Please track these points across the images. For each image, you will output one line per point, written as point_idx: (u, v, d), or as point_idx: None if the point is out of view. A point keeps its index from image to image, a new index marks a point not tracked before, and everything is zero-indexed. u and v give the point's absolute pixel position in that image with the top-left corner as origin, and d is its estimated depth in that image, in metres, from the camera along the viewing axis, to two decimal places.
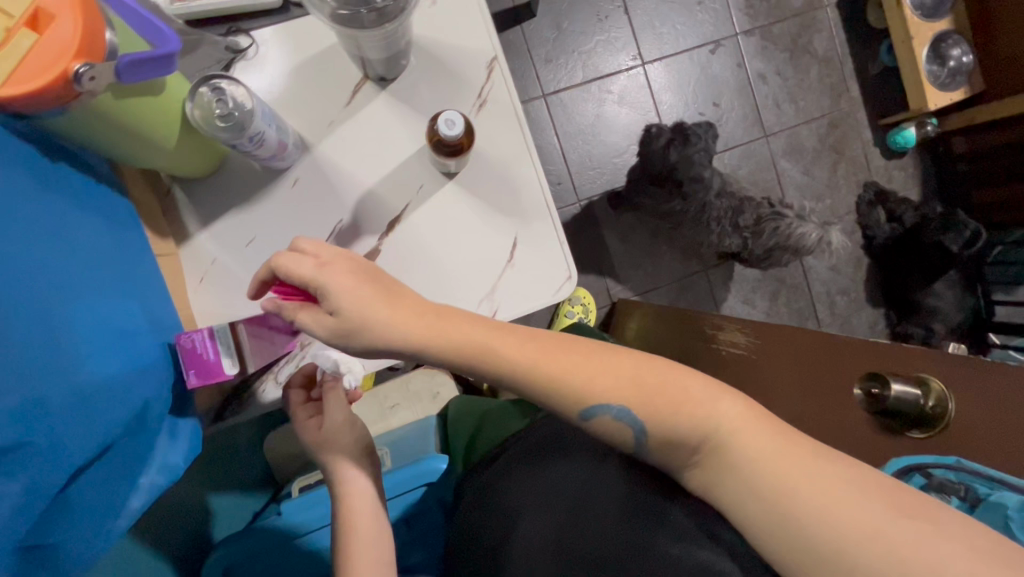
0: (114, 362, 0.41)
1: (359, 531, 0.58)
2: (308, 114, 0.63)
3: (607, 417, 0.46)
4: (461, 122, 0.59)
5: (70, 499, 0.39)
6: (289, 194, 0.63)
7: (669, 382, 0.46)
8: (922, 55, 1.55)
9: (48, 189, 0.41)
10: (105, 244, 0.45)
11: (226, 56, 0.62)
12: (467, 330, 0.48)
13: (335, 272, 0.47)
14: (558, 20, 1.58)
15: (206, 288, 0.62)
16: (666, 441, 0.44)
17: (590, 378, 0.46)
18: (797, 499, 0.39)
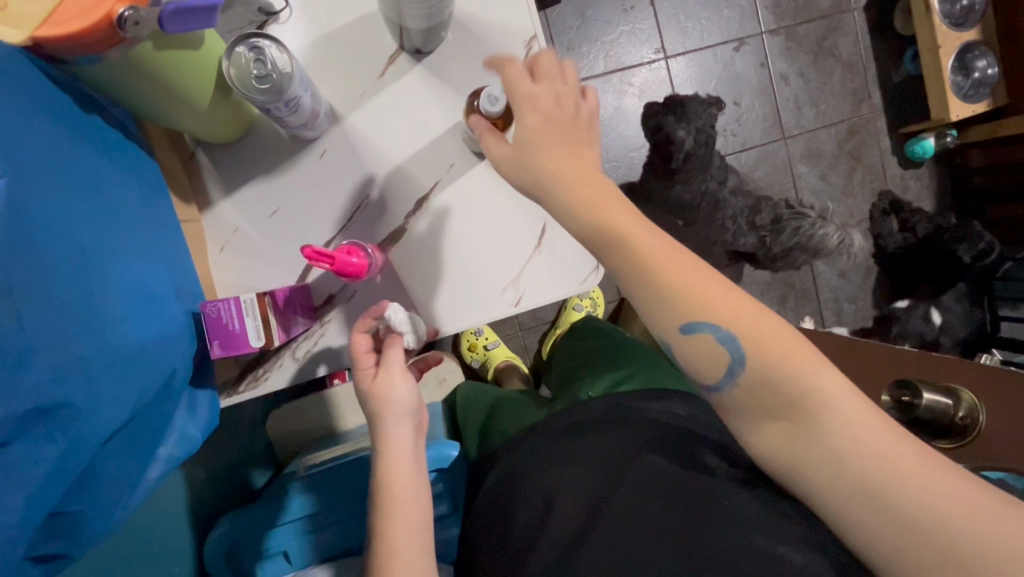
0: (145, 327, 0.40)
1: (399, 488, 0.57)
2: (339, 84, 0.61)
3: (712, 337, 0.44)
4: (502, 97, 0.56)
5: (98, 468, 0.38)
6: (316, 165, 0.61)
7: (780, 331, 0.44)
8: (947, 65, 1.53)
9: (83, 145, 0.40)
10: (136, 204, 0.44)
11: (258, 18, 0.59)
12: (612, 213, 0.46)
13: (528, 115, 0.47)
14: (583, 7, 1.55)
15: (227, 257, 0.60)
16: (762, 385, 0.43)
17: (706, 301, 0.45)
18: (874, 466, 0.39)
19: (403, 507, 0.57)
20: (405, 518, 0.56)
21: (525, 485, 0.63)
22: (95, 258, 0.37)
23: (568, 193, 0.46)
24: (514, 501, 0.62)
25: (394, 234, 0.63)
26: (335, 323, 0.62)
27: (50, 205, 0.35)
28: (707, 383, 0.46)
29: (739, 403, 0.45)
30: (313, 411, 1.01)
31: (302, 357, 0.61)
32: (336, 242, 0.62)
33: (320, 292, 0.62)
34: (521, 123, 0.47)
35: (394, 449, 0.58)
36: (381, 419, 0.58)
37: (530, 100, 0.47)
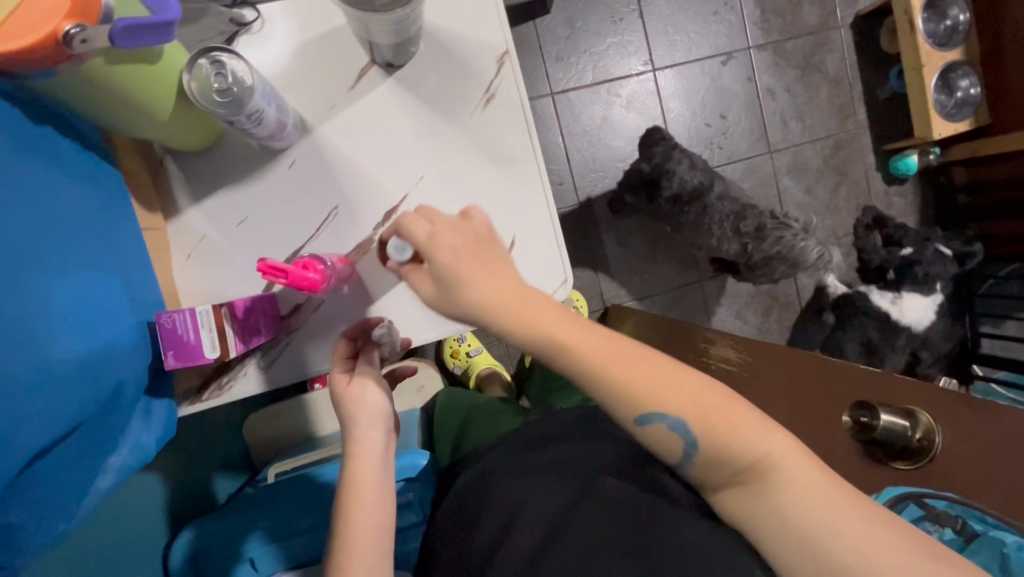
0: (95, 339, 0.40)
1: (361, 492, 0.57)
2: (311, 95, 0.61)
3: (665, 426, 0.48)
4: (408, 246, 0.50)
5: (36, 478, 0.38)
6: (285, 176, 0.61)
7: (725, 405, 0.48)
8: (931, 84, 1.55)
9: (32, 154, 0.40)
10: (91, 213, 0.44)
11: (229, 29, 0.60)
12: (547, 325, 0.48)
13: (442, 247, 0.48)
14: (572, 19, 1.56)
15: (193, 265, 0.60)
16: (713, 457, 0.47)
17: (654, 389, 0.48)
18: (818, 523, 0.43)
19: (363, 508, 0.57)
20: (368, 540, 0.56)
21: (488, 495, 0.62)
22: (39, 270, 0.37)
23: (499, 315, 0.48)
24: (472, 523, 0.62)
25: (362, 245, 0.63)
26: (302, 332, 0.62)
27: None
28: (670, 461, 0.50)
29: (699, 472, 0.49)
30: (288, 417, 1.01)
31: (268, 365, 0.62)
32: (306, 251, 0.62)
33: (286, 301, 0.62)
34: (435, 259, 0.47)
35: (362, 449, 0.59)
36: (353, 423, 0.59)
37: (435, 235, 0.48)
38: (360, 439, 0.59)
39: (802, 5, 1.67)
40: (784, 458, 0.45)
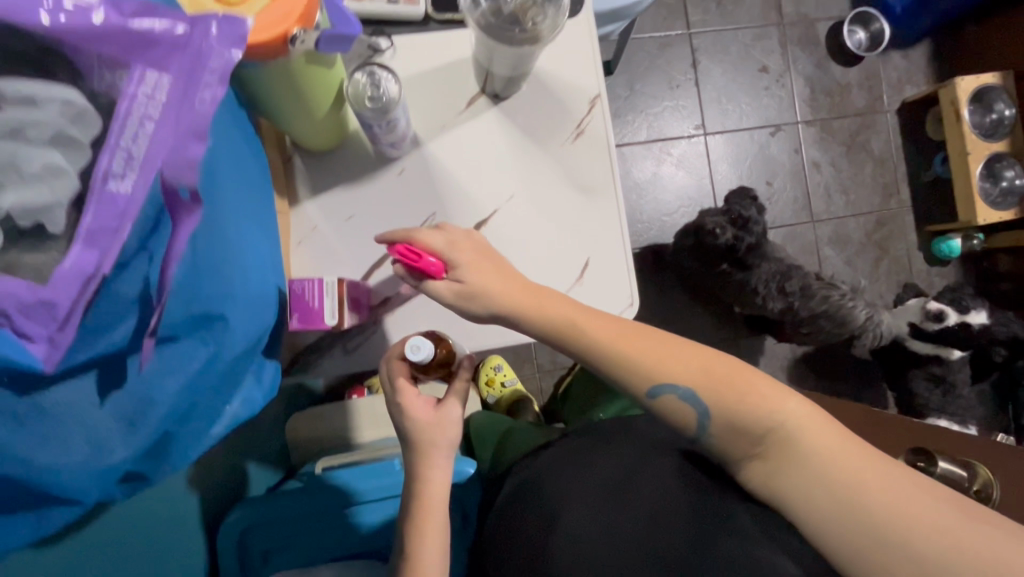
0: (261, 280, 0.48)
1: (432, 484, 0.61)
2: (426, 115, 0.70)
3: (675, 396, 0.52)
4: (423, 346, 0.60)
5: (206, 394, 0.43)
6: (393, 181, 0.69)
7: (737, 377, 0.51)
8: (976, 171, 1.61)
9: (236, 123, 0.49)
10: (260, 185, 0.52)
11: (365, 53, 0.67)
12: (560, 309, 0.56)
13: (451, 243, 0.58)
14: (633, 81, 1.68)
15: (303, 251, 0.67)
16: (731, 430, 0.50)
17: (659, 365, 0.53)
18: (848, 479, 0.44)
19: (431, 515, 0.60)
20: (435, 531, 0.59)
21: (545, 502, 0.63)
22: (237, 212, 0.46)
23: (511, 302, 0.56)
24: (523, 524, 0.63)
25: None
26: (387, 324, 0.68)
27: (221, 167, 0.44)
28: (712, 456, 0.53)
29: (726, 450, 0.51)
30: (334, 418, 1.05)
31: (353, 349, 0.68)
32: None
33: (377, 293, 0.68)
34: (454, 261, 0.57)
35: (435, 460, 0.61)
36: (425, 434, 0.61)
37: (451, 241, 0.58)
38: (431, 441, 0.61)
39: (851, 88, 1.77)
40: (804, 423, 0.48)
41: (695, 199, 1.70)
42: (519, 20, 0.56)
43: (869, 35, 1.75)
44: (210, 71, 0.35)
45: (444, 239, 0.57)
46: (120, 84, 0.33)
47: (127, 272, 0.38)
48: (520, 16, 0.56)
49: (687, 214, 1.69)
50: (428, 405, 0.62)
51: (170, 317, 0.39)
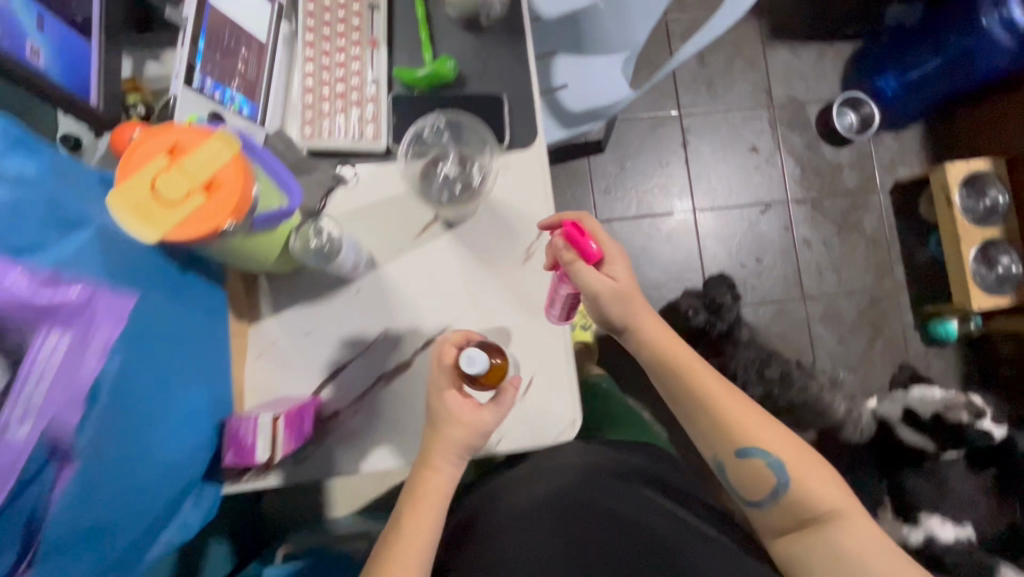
0: (176, 443, 0.55)
1: (429, 485, 0.64)
2: (383, 238, 0.75)
3: (763, 463, 0.67)
4: (477, 360, 0.63)
5: (118, 556, 0.52)
6: (351, 299, 0.74)
7: (807, 463, 0.67)
8: (969, 254, 1.60)
9: (172, 292, 0.57)
10: (197, 336, 0.61)
11: (330, 182, 0.74)
12: (687, 358, 0.71)
13: (622, 272, 0.71)
14: (623, 160, 1.74)
15: (261, 363, 0.72)
16: (797, 500, 0.66)
17: (756, 434, 0.68)
18: (858, 559, 0.63)
19: (423, 510, 0.64)
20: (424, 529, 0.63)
21: (548, 507, 0.67)
22: (159, 392, 0.53)
23: (652, 343, 0.72)
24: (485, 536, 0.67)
25: (401, 365, 0.74)
26: (336, 435, 0.72)
27: (148, 354, 0.52)
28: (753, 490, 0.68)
29: (775, 518, 0.68)
30: (303, 499, 1.07)
31: (303, 459, 0.71)
32: (354, 364, 0.73)
33: (329, 405, 0.73)
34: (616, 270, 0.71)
35: (432, 482, 0.64)
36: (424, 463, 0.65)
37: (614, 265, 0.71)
38: (434, 463, 0.65)
39: (841, 168, 1.78)
40: (846, 511, 0.65)
41: (683, 274, 1.72)
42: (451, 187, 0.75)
43: (859, 118, 1.77)
44: (92, 348, 0.41)
45: (615, 247, 0.71)
46: (27, 342, 0.39)
47: (29, 495, 0.41)
48: (453, 184, 0.75)
49: (675, 288, 1.71)
50: (472, 406, 0.65)
51: (64, 534, 0.44)
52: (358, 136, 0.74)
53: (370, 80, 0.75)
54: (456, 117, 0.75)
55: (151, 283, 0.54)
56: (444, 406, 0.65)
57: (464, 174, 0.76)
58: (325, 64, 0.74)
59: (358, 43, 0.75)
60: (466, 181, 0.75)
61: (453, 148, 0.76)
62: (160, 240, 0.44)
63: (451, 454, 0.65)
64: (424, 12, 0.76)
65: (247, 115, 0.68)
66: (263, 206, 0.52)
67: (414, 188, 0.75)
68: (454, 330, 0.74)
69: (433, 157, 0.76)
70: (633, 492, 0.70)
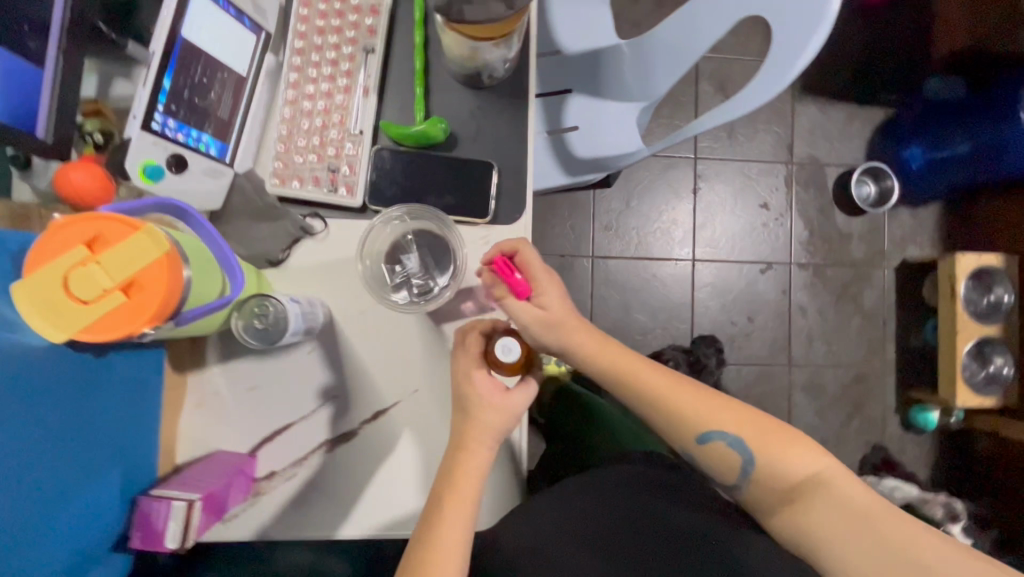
0: (63, 555, 0.50)
1: (465, 468, 0.63)
2: (345, 299, 0.71)
3: (722, 443, 0.64)
4: (513, 346, 0.65)
5: None
6: (304, 359, 0.70)
7: (778, 436, 0.63)
8: (963, 350, 1.53)
9: (50, 379, 0.49)
10: (82, 420, 0.53)
11: (296, 233, 0.69)
12: (619, 357, 0.67)
13: (546, 281, 0.66)
14: (629, 198, 1.66)
15: (200, 413, 0.69)
16: (776, 476, 0.62)
17: (707, 419, 0.65)
18: (899, 542, 0.57)
19: (455, 505, 0.60)
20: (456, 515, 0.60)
21: (588, 526, 0.66)
22: (32, 515, 0.47)
23: (585, 356, 0.67)
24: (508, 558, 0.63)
25: (347, 434, 0.71)
26: (269, 497, 0.70)
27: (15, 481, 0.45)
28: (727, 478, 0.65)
29: (764, 494, 0.63)
30: None
31: (229, 518, 0.69)
32: (297, 427, 0.70)
33: (265, 466, 0.70)
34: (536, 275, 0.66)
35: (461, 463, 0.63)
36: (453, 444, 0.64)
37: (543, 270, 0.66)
38: (465, 445, 0.64)
39: (850, 238, 1.71)
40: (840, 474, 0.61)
41: (671, 323, 1.67)
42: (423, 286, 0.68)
43: (878, 191, 1.69)
44: None
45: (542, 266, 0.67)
46: None
47: None
48: (427, 284, 0.68)
49: (660, 336, 1.67)
50: (500, 391, 0.65)
51: None
52: (332, 189, 0.68)
53: (353, 130, 0.69)
54: (420, 212, 0.67)
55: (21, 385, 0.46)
56: (475, 390, 0.64)
57: (425, 276, 0.68)
58: (306, 109, 0.68)
59: (344, 89, 0.69)
60: (427, 282, 0.68)
61: (415, 245, 0.68)
62: (68, 339, 0.41)
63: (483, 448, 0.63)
64: (422, 64, 0.70)
65: (213, 155, 0.64)
66: (196, 293, 0.48)
67: (369, 288, 0.66)
68: (406, 407, 0.71)
69: (391, 252, 0.68)
70: (670, 506, 0.68)
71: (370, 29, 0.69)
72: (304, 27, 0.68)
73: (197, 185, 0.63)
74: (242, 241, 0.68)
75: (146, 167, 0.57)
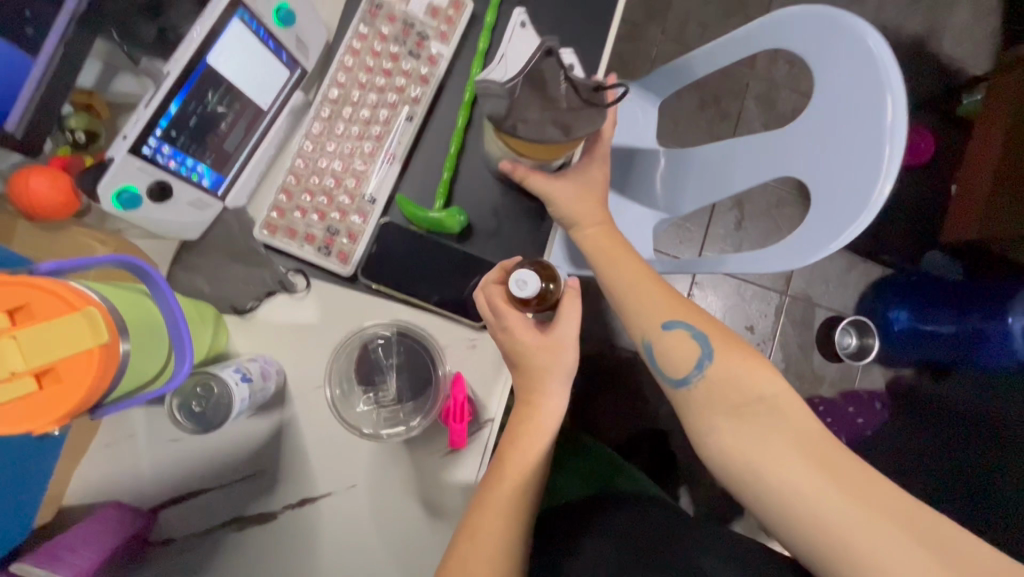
0: None
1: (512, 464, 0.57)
2: (305, 369, 0.64)
3: (686, 335, 0.56)
4: (532, 282, 0.53)
5: None
6: (238, 421, 0.63)
7: (743, 346, 0.56)
8: None
9: None
10: None
11: (273, 285, 0.63)
12: (599, 242, 0.64)
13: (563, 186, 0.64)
14: None
15: (105, 454, 0.61)
16: (722, 386, 0.54)
17: (672, 309, 0.59)
18: (842, 467, 0.49)
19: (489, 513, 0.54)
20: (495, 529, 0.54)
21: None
22: None
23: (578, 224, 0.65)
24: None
25: (263, 515, 0.63)
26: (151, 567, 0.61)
27: None
28: (678, 379, 0.56)
29: (708, 401, 0.54)
30: None
31: None
32: (209, 493, 0.62)
33: (161, 531, 0.62)
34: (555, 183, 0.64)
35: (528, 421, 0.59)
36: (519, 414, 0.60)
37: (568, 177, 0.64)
38: (531, 404, 0.59)
39: None
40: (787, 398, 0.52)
41: None
42: (395, 413, 0.62)
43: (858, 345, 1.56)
44: None
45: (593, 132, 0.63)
46: None
47: None
48: (397, 416, 0.62)
49: None
50: (540, 333, 0.59)
51: None
52: (327, 252, 0.63)
53: (366, 197, 0.63)
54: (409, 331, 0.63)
55: None
56: (515, 341, 0.58)
57: (398, 405, 0.62)
58: (321, 162, 0.63)
59: (368, 152, 0.63)
60: (398, 412, 0.62)
61: (394, 367, 0.63)
62: None
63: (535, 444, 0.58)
64: (457, 149, 0.66)
65: (204, 187, 0.58)
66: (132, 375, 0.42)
67: (336, 413, 0.60)
68: (335, 503, 0.64)
69: (366, 370, 0.62)
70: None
71: (415, 98, 0.64)
72: (344, 77, 0.63)
73: (177, 216, 0.57)
74: (212, 278, 0.63)
75: (121, 192, 0.50)
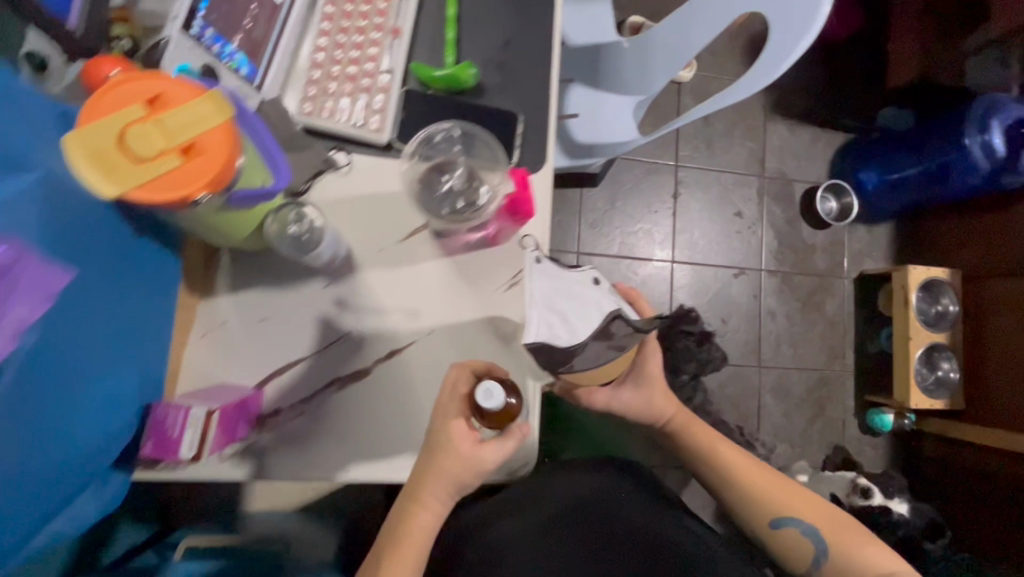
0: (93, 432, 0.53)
1: (414, 525, 0.61)
2: (365, 233, 0.70)
3: (797, 529, 0.71)
4: (492, 394, 0.58)
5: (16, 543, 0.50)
6: (314, 292, 0.69)
7: (849, 532, 0.69)
8: (915, 355, 1.47)
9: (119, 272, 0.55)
10: (127, 323, 0.57)
11: (320, 165, 0.69)
12: (700, 438, 0.82)
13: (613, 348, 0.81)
14: (613, 197, 1.62)
15: (204, 343, 0.67)
16: (841, 566, 0.67)
17: (780, 501, 0.74)
18: None
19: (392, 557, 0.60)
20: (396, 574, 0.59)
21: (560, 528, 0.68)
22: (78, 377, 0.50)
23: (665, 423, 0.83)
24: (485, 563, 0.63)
25: (358, 372, 0.69)
26: (272, 436, 0.66)
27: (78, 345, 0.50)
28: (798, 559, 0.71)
29: None
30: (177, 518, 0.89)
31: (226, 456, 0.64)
32: (305, 362, 0.68)
33: (271, 402, 0.67)
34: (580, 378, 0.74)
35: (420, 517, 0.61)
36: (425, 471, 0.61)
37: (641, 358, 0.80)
38: (421, 498, 0.60)
39: (814, 249, 1.69)
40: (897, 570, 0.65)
41: None
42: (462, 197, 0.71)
43: (839, 206, 1.68)
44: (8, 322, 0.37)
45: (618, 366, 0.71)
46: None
47: None
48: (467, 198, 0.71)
49: None
50: (472, 441, 0.60)
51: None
52: (360, 124, 0.69)
53: (384, 68, 0.70)
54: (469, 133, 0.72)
55: (106, 277, 0.53)
56: (446, 430, 0.60)
57: (466, 189, 0.71)
58: (341, 42, 0.70)
59: (378, 27, 0.71)
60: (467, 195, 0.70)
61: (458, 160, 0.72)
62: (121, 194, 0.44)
63: (441, 490, 0.60)
64: (455, 12, 0.74)
65: (244, 75, 0.64)
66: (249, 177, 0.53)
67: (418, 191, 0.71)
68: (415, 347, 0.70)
69: (438, 165, 0.72)
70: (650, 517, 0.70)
71: None
72: None
73: None
74: None
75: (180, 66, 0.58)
